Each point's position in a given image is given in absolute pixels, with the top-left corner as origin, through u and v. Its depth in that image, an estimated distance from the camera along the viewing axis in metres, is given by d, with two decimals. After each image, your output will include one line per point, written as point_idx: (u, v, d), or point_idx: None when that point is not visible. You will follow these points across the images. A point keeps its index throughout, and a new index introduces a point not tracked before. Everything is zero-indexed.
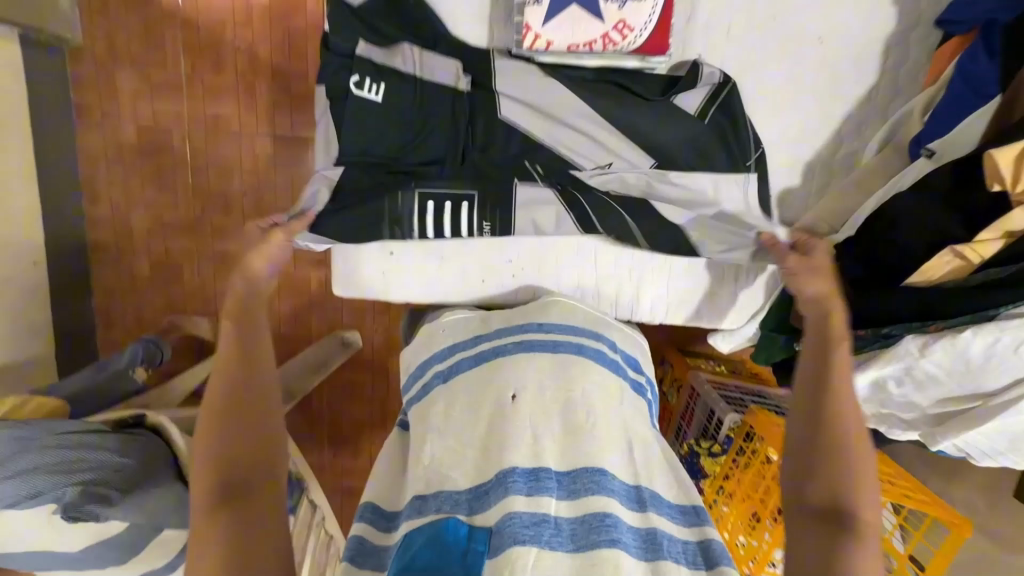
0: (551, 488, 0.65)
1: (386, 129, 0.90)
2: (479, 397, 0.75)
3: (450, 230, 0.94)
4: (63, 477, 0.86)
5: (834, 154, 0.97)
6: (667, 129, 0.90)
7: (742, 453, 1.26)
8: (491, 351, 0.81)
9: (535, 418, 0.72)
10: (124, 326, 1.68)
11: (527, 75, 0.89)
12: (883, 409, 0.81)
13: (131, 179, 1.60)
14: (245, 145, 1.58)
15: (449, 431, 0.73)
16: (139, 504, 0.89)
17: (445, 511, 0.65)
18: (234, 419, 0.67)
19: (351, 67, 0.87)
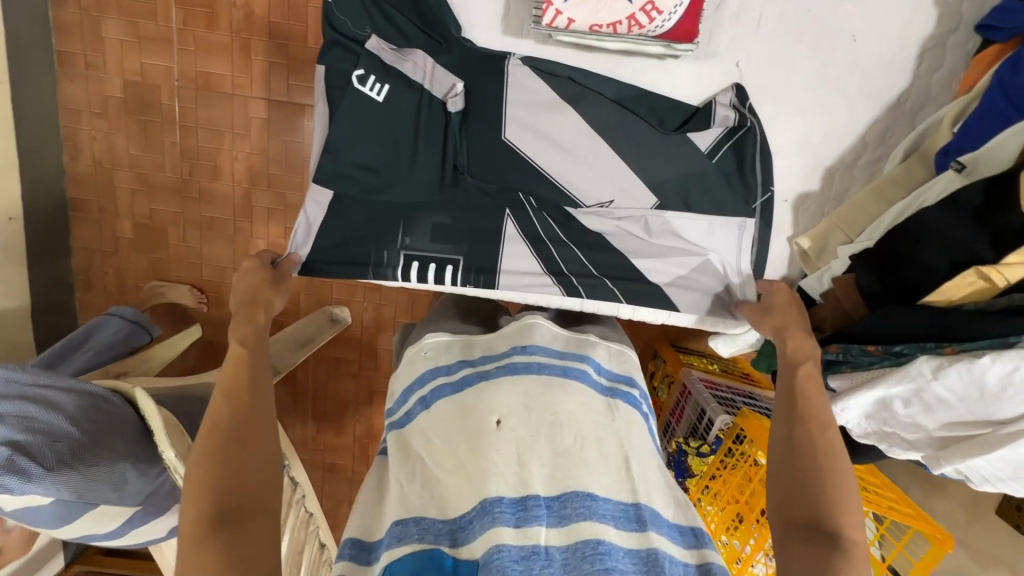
0: (539, 516, 0.62)
1: (385, 126, 0.87)
2: (457, 423, 0.71)
3: (435, 276, 0.93)
4: (6, 433, 0.87)
5: (857, 160, 0.93)
6: (674, 154, 0.90)
7: (730, 455, 1.24)
8: (473, 376, 0.76)
9: (520, 445, 0.68)
10: (105, 288, 1.64)
11: (534, 81, 0.87)
12: (886, 427, 0.80)
13: (116, 135, 1.52)
14: (238, 110, 1.50)
15: (432, 461, 0.69)
16: (62, 481, 0.86)
17: (429, 541, 0.63)
18: (226, 440, 0.63)
19: (356, 61, 0.84)
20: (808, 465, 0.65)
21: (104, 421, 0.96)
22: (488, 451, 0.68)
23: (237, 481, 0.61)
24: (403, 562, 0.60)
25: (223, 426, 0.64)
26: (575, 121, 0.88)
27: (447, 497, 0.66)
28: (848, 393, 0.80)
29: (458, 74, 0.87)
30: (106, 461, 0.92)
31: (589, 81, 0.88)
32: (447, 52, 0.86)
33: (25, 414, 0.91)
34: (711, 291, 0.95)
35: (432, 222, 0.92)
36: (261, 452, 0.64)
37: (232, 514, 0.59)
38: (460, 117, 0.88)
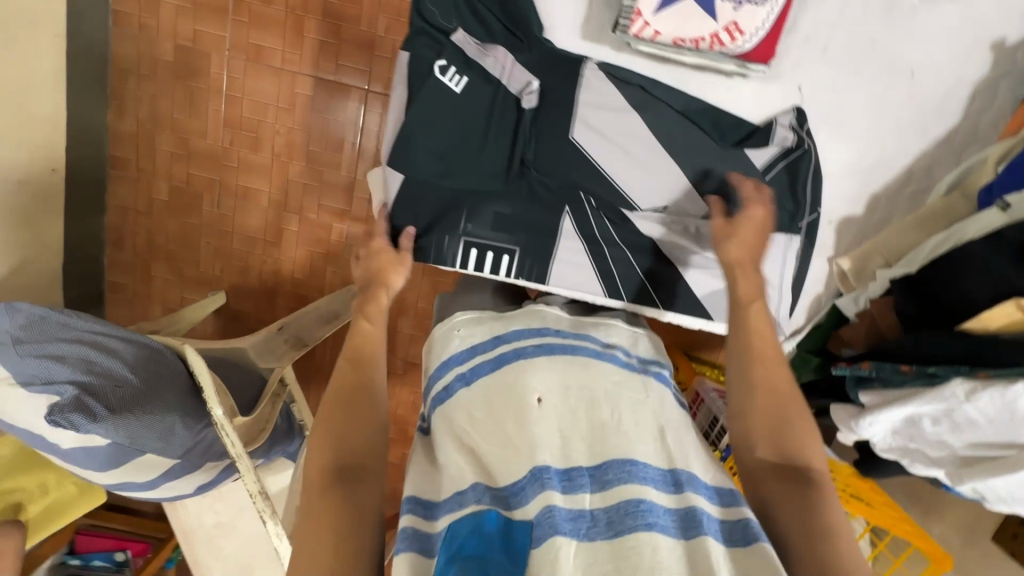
0: (583, 484, 0.66)
1: (459, 115, 0.90)
2: (497, 398, 0.74)
3: (491, 267, 0.98)
4: (69, 373, 0.88)
5: (901, 191, 0.97)
6: (732, 169, 0.94)
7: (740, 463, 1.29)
8: (509, 354, 0.80)
9: (561, 418, 0.72)
10: (135, 247, 1.68)
11: (606, 86, 0.92)
12: (911, 442, 0.85)
13: (161, 97, 1.55)
14: (286, 84, 1.53)
15: (474, 430, 0.72)
16: (122, 423, 0.89)
17: (483, 504, 0.66)
18: (345, 408, 0.71)
19: (439, 52, 0.88)
20: (785, 423, 0.70)
21: (160, 372, 1.00)
22: (531, 424, 0.71)
23: (350, 445, 0.68)
24: (466, 521, 0.64)
25: (344, 394, 0.72)
26: (641, 125, 0.93)
27: (498, 466, 0.69)
28: (877, 408, 0.86)
29: (535, 72, 0.91)
30: (160, 409, 0.95)
31: (658, 91, 0.93)
32: (522, 56, 0.91)
33: (86, 357, 0.92)
34: (744, 301, 1.00)
35: (493, 211, 0.96)
36: (370, 422, 0.71)
37: (345, 473, 0.65)
38: (531, 116, 0.92)
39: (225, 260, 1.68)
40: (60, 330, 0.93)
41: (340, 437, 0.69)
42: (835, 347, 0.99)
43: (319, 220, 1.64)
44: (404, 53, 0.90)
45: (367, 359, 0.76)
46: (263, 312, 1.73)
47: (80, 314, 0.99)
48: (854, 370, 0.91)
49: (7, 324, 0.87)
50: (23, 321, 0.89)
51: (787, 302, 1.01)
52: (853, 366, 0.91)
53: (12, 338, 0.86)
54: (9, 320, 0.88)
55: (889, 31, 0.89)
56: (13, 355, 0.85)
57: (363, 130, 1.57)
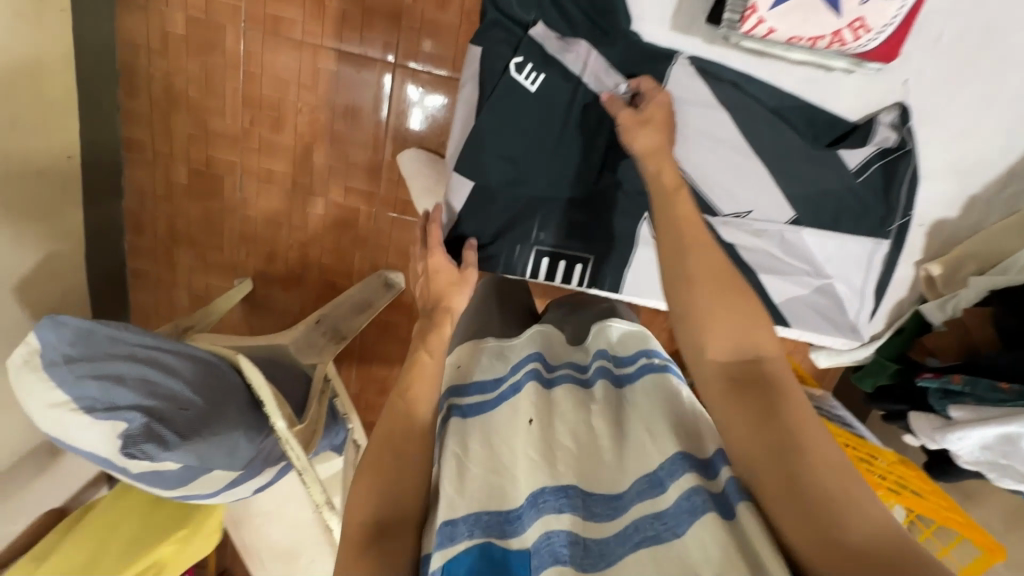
0: (552, 504, 0.57)
1: (533, 118, 0.83)
2: (494, 429, 0.68)
3: (562, 277, 0.95)
4: (131, 397, 0.84)
5: (999, 192, 0.92)
6: (823, 172, 0.88)
7: None
8: (507, 390, 0.72)
9: (550, 442, 0.64)
10: (155, 234, 1.61)
11: (698, 84, 0.84)
12: (1000, 459, 0.82)
13: (176, 74, 1.43)
14: (308, 59, 1.39)
15: (465, 453, 0.65)
16: (193, 446, 0.86)
17: (478, 535, 0.58)
18: (384, 447, 0.66)
19: (517, 46, 0.80)
20: (741, 344, 0.63)
21: (218, 386, 0.96)
22: (518, 450, 0.64)
23: (391, 488, 0.63)
24: (463, 557, 0.56)
25: (388, 430, 0.68)
26: (730, 126, 0.86)
27: (491, 493, 0.62)
28: (966, 424, 0.83)
29: (617, 68, 0.83)
30: (224, 428, 0.93)
31: (753, 89, 0.86)
32: (603, 51, 0.83)
33: (145, 376, 0.88)
34: (822, 307, 0.98)
35: (567, 218, 0.90)
36: (408, 457, 0.65)
37: (384, 523, 0.61)
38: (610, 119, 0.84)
39: (249, 244, 1.62)
40: (108, 345, 0.89)
41: (378, 478, 0.64)
42: (919, 355, 0.95)
43: (346, 204, 1.55)
44: (477, 50, 0.82)
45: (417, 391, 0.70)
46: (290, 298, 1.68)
47: (128, 325, 0.94)
48: (943, 383, 0.87)
49: (54, 340, 0.84)
50: (71, 335, 0.86)
51: (868, 307, 0.98)
52: (941, 379, 0.88)
53: (65, 356, 0.84)
54: (57, 333, 0.85)
55: (1014, 18, 0.80)
56: (69, 378, 0.83)
57: (390, 107, 1.43)
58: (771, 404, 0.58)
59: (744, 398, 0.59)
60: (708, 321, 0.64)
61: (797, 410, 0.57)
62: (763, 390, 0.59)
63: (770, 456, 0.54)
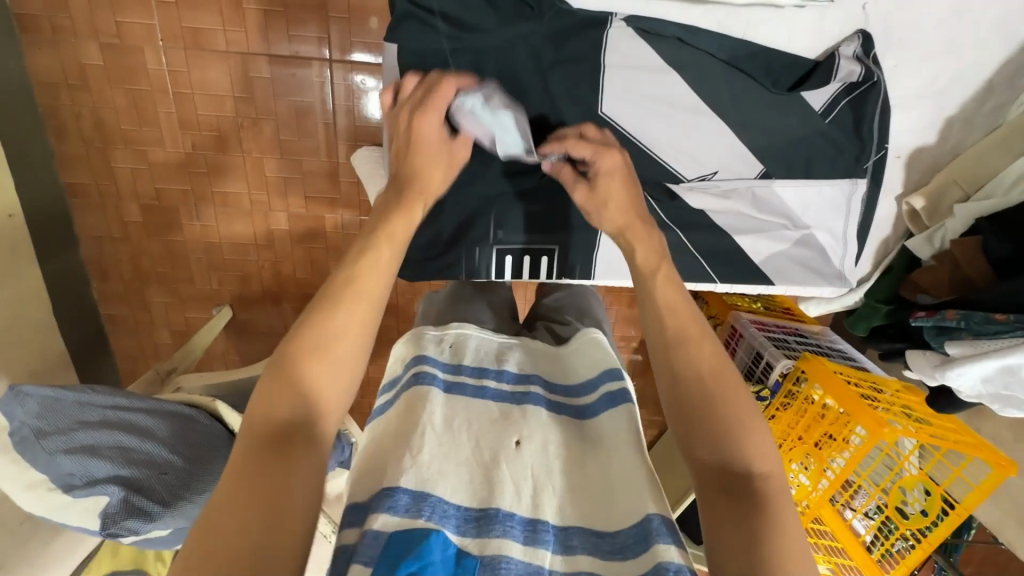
0: (547, 541, 0.54)
1: None
2: (483, 429, 0.63)
3: (530, 273, 0.89)
4: (109, 468, 0.78)
5: (981, 106, 0.85)
6: (788, 118, 0.82)
7: (792, 397, 1.31)
8: (499, 393, 0.68)
9: (537, 473, 0.60)
10: (122, 275, 1.48)
11: (638, 46, 0.77)
12: (1004, 390, 0.79)
13: (102, 109, 1.28)
14: (237, 70, 1.25)
15: (435, 443, 0.60)
16: (182, 512, 0.79)
17: (434, 522, 0.52)
18: (312, 330, 0.49)
19: (437, 39, 0.73)
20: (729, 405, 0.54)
21: (201, 441, 0.88)
22: (503, 473, 0.59)
23: (313, 385, 0.48)
24: (401, 535, 0.50)
25: (325, 306, 0.51)
26: (681, 86, 0.79)
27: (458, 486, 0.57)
28: (966, 360, 0.79)
29: (549, 42, 0.75)
30: (213, 481, 0.85)
31: (699, 40, 0.78)
32: (533, 27, 0.74)
33: (120, 444, 0.81)
34: (805, 259, 0.92)
35: (524, 211, 0.86)
36: (346, 346, 0.50)
37: (295, 425, 0.46)
38: (551, 101, 0.77)
39: (220, 272, 1.49)
40: (78, 414, 0.82)
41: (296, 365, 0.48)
42: (909, 293, 0.92)
43: (309, 214, 1.43)
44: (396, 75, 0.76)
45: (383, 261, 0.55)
46: (276, 321, 1.57)
47: (101, 386, 0.88)
48: (937, 320, 0.84)
49: (20, 415, 0.77)
50: (38, 408, 0.79)
51: (852, 251, 0.93)
52: (935, 316, 0.84)
53: (36, 431, 0.78)
54: (22, 409, 0.78)
55: None
56: (42, 455, 0.76)
57: (338, 104, 1.30)
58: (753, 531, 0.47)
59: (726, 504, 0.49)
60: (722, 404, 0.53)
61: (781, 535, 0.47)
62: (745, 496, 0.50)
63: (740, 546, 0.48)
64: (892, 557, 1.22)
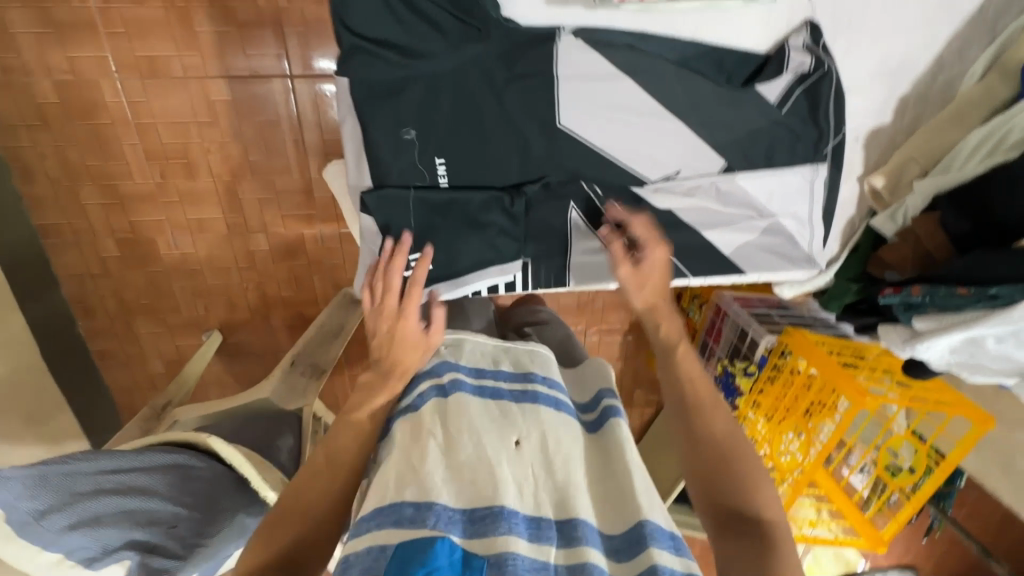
0: (551, 537, 0.60)
1: (431, 135, 0.78)
2: (483, 426, 0.69)
3: (507, 286, 0.89)
4: (120, 534, 0.79)
5: (931, 84, 0.87)
6: (744, 113, 0.83)
7: (776, 370, 1.36)
8: (502, 390, 0.76)
9: (535, 472, 0.67)
10: (108, 312, 1.44)
11: (589, 58, 0.77)
12: (971, 359, 0.82)
13: (65, 147, 1.25)
14: (198, 96, 1.22)
15: (438, 452, 0.67)
16: (201, 560, 0.83)
17: (439, 529, 0.58)
18: (293, 502, 0.66)
19: (389, 67, 0.72)
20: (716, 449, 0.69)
21: (204, 488, 0.90)
22: (501, 465, 0.65)
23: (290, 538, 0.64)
24: (414, 545, 0.54)
25: (304, 473, 0.68)
26: (637, 92, 0.80)
27: (461, 490, 0.63)
28: (933, 334, 0.81)
29: (497, 63, 0.75)
30: (227, 521, 0.89)
31: (648, 46, 0.78)
32: (484, 46, 0.73)
33: (123, 507, 0.81)
34: (773, 245, 0.95)
35: None
36: (316, 514, 0.65)
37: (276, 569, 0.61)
38: (511, 118, 0.78)
39: (207, 298, 1.47)
40: (70, 484, 0.79)
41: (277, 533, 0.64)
42: (878, 269, 0.94)
43: (288, 233, 1.41)
44: (366, 183, 0.80)
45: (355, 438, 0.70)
46: (264, 338, 1.55)
47: (84, 453, 0.84)
48: (903, 297, 0.87)
49: (9, 500, 0.72)
50: (26, 488, 0.74)
51: (819, 234, 0.94)
52: (901, 293, 0.87)
53: (34, 513, 0.74)
54: (11, 492, 0.72)
55: None
56: (48, 536, 0.74)
57: (309, 120, 1.27)
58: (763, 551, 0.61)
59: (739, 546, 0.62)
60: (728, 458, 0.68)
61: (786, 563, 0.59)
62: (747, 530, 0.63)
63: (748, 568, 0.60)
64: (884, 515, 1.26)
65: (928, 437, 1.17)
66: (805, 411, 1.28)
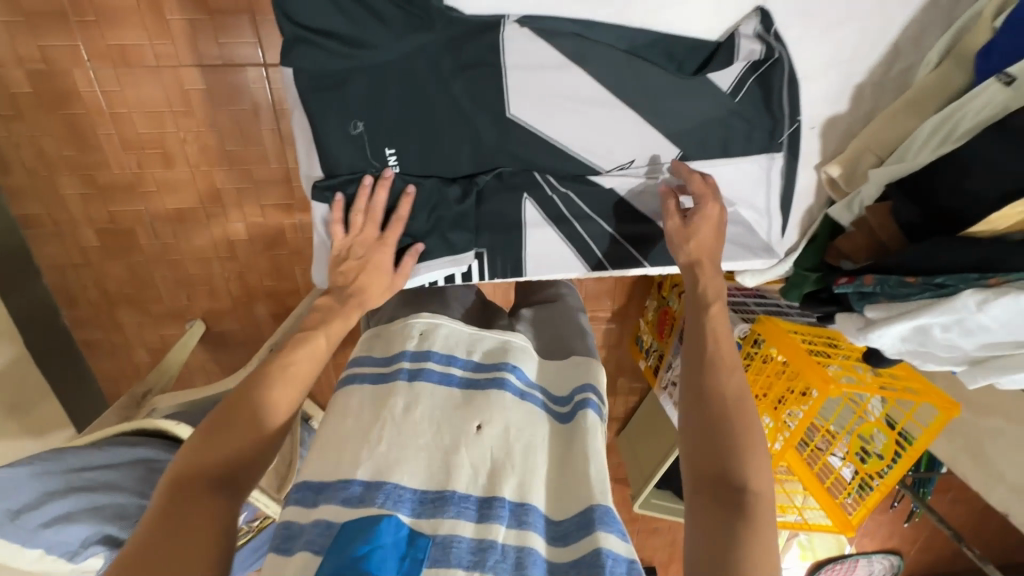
0: (501, 515, 0.61)
1: (384, 126, 0.78)
2: (445, 416, 0.71)
3: (462, 275, 0.90)
4: (91, 529, 0.81)
5: (888, 73, 0.87)
6: (696, 102, 0.83)
7: (751, 358, 1.35)
8: (468, 379, 0.76)
9: (496, 454, 0.68)
10: (90, 301, 1.44)
11: (537, 48, 0.77)
12: (922, 347, 0.81)
13: (41, 138, 1.23)
14: (171, 85, 1.19)
15: (396, 433, 0.68)
16: None
17: (387, 507, 0.60)
18: (250, 399, 0.65)
19: (340, 57, 0.72)
20: (715, 415, 0.68)
21: None
22: (460, 474, 0.65)
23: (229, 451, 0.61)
24: (353, 525, 0.57)
25: (259, 382, 0.67)
26: (587, 81, 0.80)
27: (417, 469, 0.65)
28: (884, 322, 0.81)
29: (443, 54, 0.75)
30: None
31: (596, 34, 0.77)
32: (431, 37, 0.74)
33: (92, 504, 0.84)
34: (733, 234, 0.94)
35: None
36: (266, 418, 0.65)
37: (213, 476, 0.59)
38: (462, 108, 0.78)
39: (189, 287, 1.46)
40: (36, 485, 0.82)
41: (226, 428, 0.63)
42: (832, 259, 0.94)
43: (266, 222, 1.38)
44: (318, 173, 0.80)
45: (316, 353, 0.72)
46: (250, 326, 1.55)
47: (48, 454, 0.87)
48: (856, 286, 0.87)
49: None
50: None
51: (777, 223, 0.95)
52: (854, 282, 0.87)
53: (8, 513, 0.79)
54: None
55: None
56: (19, 534, 0.78)
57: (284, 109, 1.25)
58: (732, 522, 0.61)
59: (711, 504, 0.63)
60: (727, 421, 0.67)
61: (752, 531, 0.60)
62: (725, 499, 0.63)
63: (711, 536, 0.61)
64: (852, 499, 1.26)
65: (897, 422, 1.17)
66: (778, 396, 1.28)
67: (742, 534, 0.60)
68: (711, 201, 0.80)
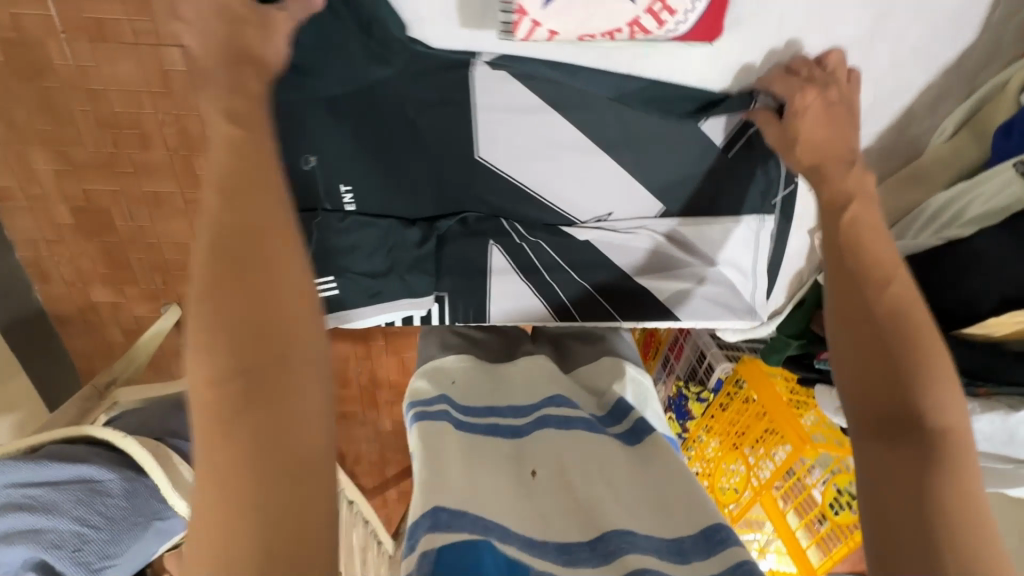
0: (586, 558, 0.48)
1: (348, 157, 0.72)
2: (501, 458, 0.59)
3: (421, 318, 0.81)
4: (23, 554, 0.74)
5: (901, 136, 0.80)
6: (680, 156, 0.78)
7: (730, 398, 1.26)
8: (509, 427, 0.63)
9: (564, 492, 0.55)
10: (65, 279, 1.24)
11: (513, 89, 0.70)
12: None
13: (9, 106, 0.98)
14: (149, 61, 0.94)
15: (456, 468, 0.55)
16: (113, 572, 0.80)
17: (478, 534, 0.47)
18: (246, 229, 0.42)
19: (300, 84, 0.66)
20: (884, 345, 0.53)
21: (115, 505, 0.81)
22: (523, 498, 0.54)
23: (266, 320, 0.41)
24: (464, 545, 0.45)
25: (232, 202, 0.43)
26: (565, 127, 0.74)
27: (493, 505, 0.52)
28: None
29: (408, 87, 0.68)
30: (139, 533, 0.82)
31: (581, 79, 0.70)
32: (393, 67, 0.66)
33: (28, 526, 0.76)
34: (716, 295, 0.86)
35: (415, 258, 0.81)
36: (289, 269, 0.43)
37: (245, 376, 0.39)
38: (426, 143, 0.73)
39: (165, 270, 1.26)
40: None
41: (230, 311, 0.40)
42: (820, 328, 0.89)
43: None
44: None
45: (265, 183, 0.45)
46: None
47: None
48: None
49: None
50: None
51: (763, 284, 0.88)
52: None
53: None
54: None
55: None
56: None
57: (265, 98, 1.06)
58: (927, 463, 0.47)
59: (882, 447, 0.50)
60: (903, 347, 0.52)
61: (956, 482, 0.46)
62: (913, 440, 0.49)
63: (911, 488, 0.47)
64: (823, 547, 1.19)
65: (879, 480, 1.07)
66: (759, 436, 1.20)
67: (937, 477, 0.47)
68: (802, 91, 0.68)
